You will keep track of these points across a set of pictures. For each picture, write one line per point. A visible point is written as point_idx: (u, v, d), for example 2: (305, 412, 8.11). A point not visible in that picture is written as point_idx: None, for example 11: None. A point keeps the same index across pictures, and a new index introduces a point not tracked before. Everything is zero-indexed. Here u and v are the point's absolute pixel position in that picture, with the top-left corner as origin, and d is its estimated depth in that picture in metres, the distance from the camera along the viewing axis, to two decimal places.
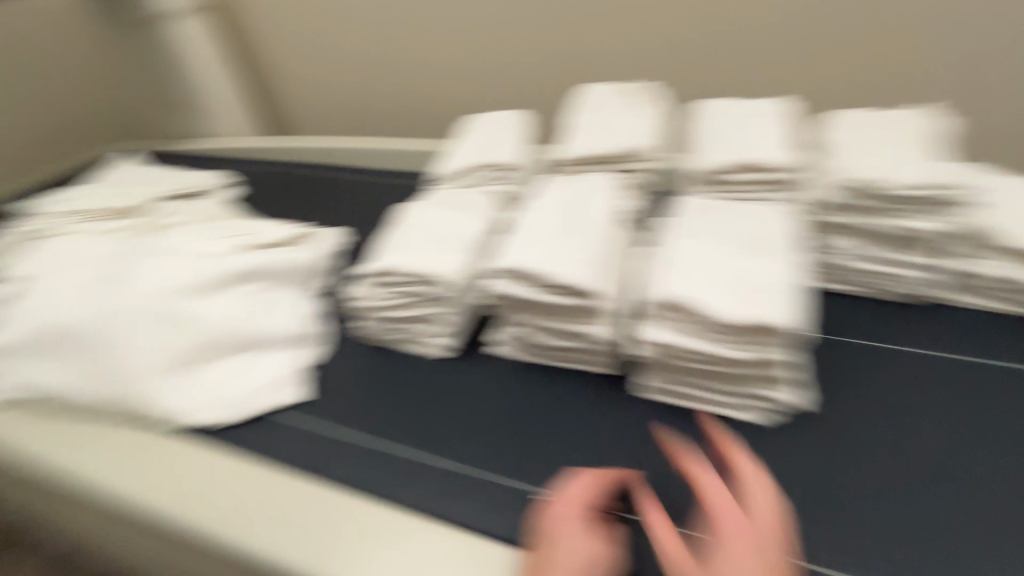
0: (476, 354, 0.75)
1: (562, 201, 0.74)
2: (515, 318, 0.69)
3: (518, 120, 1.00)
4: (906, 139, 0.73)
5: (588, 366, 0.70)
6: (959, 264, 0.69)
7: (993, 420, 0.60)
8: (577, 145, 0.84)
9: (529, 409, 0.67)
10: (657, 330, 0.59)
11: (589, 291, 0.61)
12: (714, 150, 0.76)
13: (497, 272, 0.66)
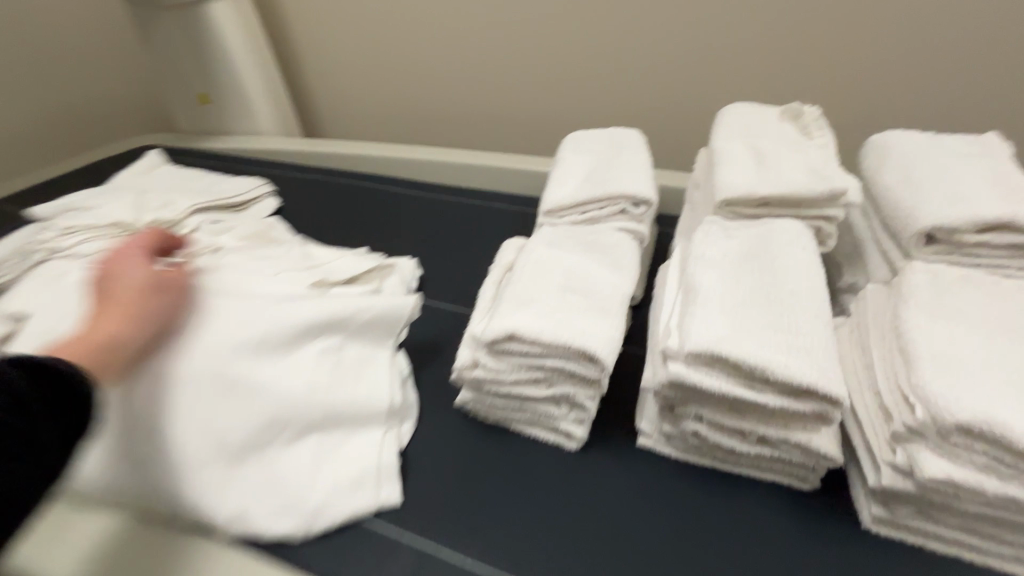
0: (616, 446, 0.58)
1: (740, 258, 0.58)
2: (693, 411, 0.51)
3: (641, 144, 0.84)
4: None
5: (784, 479, 0.53)
6: None
7: None
8: (736, 180, 0.65)
9: (708, 538, 0.50)
10: (938, 461, 0.41)
11: (824, 393, 0.45)
12: (939, 197, 0.58)
13: (684, 355, 0.49)
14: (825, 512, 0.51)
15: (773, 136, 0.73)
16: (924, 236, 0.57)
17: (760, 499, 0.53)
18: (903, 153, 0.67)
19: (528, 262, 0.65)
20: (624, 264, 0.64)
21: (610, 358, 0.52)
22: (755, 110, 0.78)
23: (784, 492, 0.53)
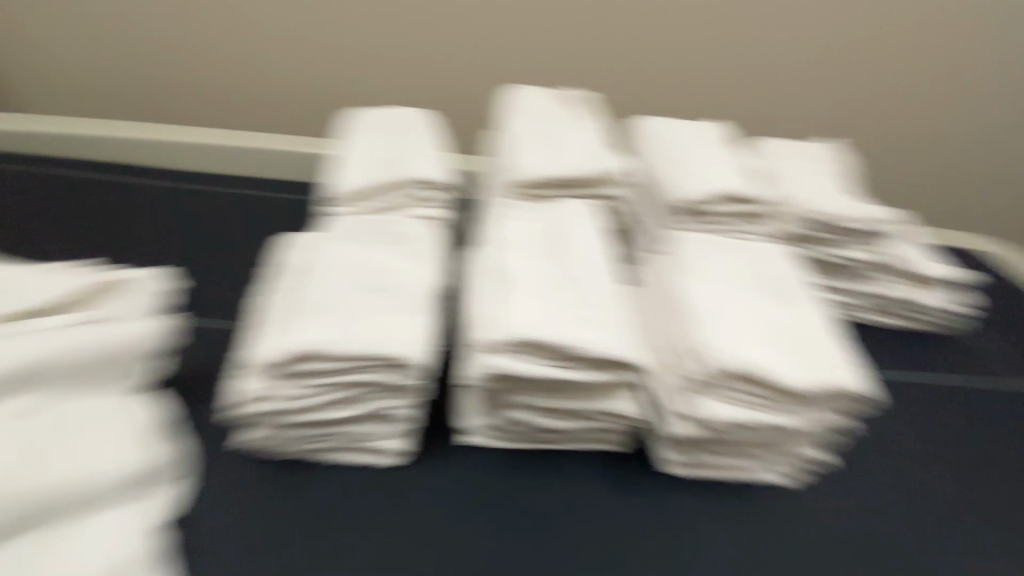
0: (441, 453, 0.54)
1: (541, 239, 0.58)
2: (517, 400, 0.50)
3: (429, 125, 0.79)
4: (826, 168, 0.80)
5: (599, 446, 0.56)
6: (897, 288, 0.75)
7: (951, 432, 0.66)
8: (531, 163, 0.66)
9: (535, 521, 0.51)
10: (717, 404, 0.48)
11: (628, 362, 0.47)
12: (683, 176, 0.68)
13: (503, 343, 0.47)
14: (634, 468, 0.56)
15: (552, 119, 0.75)
16: (678, 209, 0.66)
17: (581, 470, 0.55)
18: (655, 139, 0.77)
19: (319, 262, 0.55)
20: (429, 254, 0.59)
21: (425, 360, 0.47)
22: (537, 92, 0.80)
23: (605, 458, 0.56)
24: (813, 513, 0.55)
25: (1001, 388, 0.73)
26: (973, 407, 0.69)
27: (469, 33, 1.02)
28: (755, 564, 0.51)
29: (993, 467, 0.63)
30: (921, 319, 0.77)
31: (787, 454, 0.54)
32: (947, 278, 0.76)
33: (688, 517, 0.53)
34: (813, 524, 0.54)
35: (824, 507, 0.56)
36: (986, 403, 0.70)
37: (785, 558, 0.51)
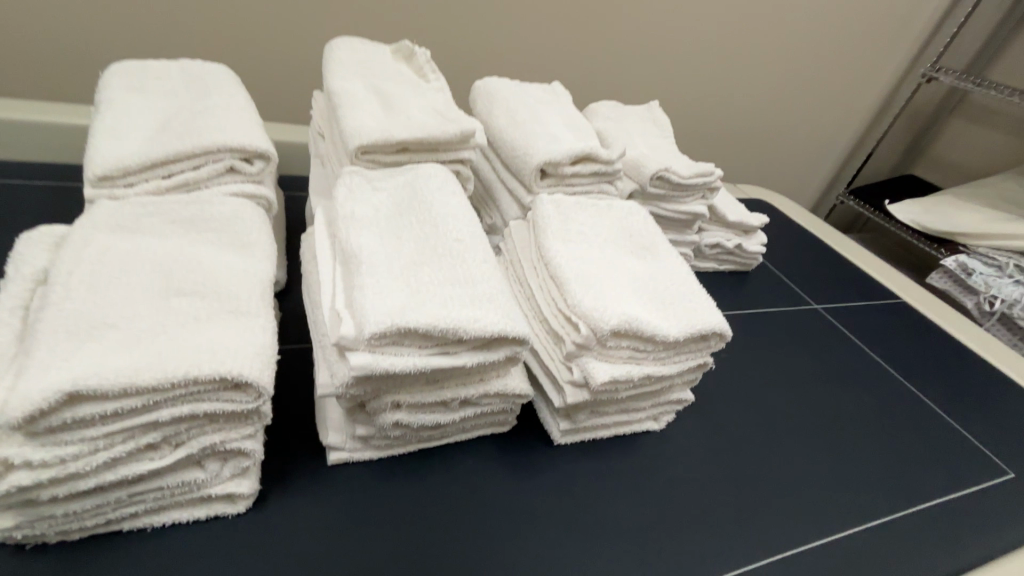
0: (306, 481, 0.45)
1: (395, 212, 0.50)
2: (388, 401, 0.42)
3: (240, 86, 0.63)
4: (660, 133, 0.85)
5: (487, 431, 0.52)
6: (706, 234, 0.87)
7: (775, 351, 0.78)
8: (369, 126, 0.57)
9: (431, 531, 0.45)
10: (602, 366, 0.46)
11: (513, 339, 0.43)
12: (538, 137, 0.65)
13: (366, 341, 0.38)
14: (526, 446, 0.53)
15: (391, 76, 0.66)
16: (539, 170, 0.63)
17: (471, 461, 0.50)
18: (503, 99, 0.72)
19: (85, 264, 0.40)
20: (257, 241, 0.47)
21: (266, 376, 0.37)
22: (367, 45, 0.70)
23: (496, 442, 0.52)
24: (689, 449, 0.59)
25: (787, 309, 0.89)
26: (776, 330, 0.83)
27: None
28: (653, 509, 0.52)
29: (803, 373, 0.75)
30: (727, 260, 0.92)
31: (664, 400, 0.55)
32: (751, 224, 0.89)
33: (585, 483, 0.52)
34: (691, 458, 0.58)
35: (696, 439, 0.60)
36: (780, 323, 0.85)
37: (676, 498, 0.53)
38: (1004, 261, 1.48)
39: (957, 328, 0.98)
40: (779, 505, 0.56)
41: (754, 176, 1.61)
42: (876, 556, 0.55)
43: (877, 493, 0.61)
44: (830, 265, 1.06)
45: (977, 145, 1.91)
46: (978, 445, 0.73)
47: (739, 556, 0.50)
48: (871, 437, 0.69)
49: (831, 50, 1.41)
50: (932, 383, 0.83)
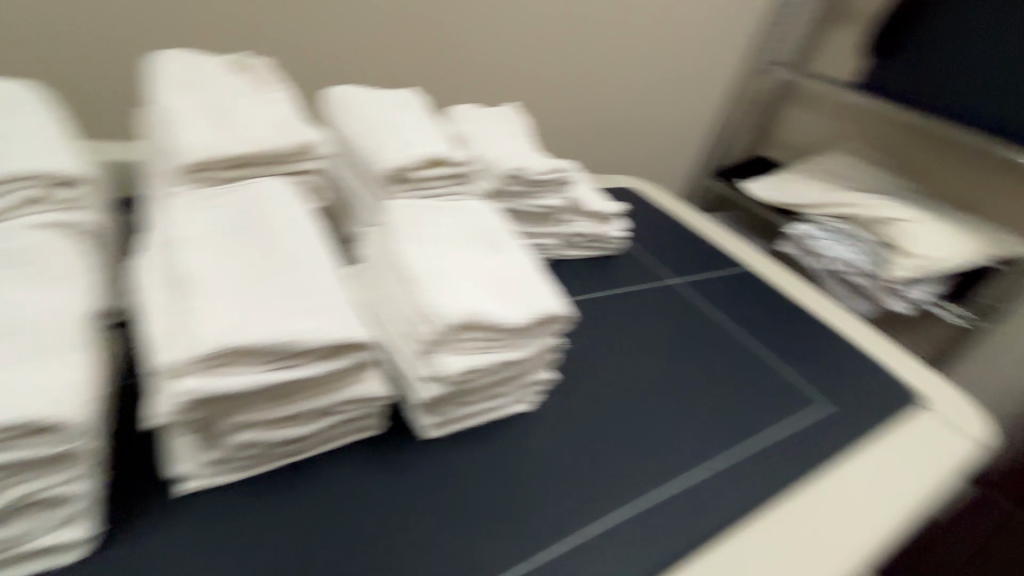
0: (157, 516, 0.43)
1: (230, 229, 0.49)
2: (232, 422, 0.42)
3: (51, 107, 0.58)
4: (516, 133, 0.90)
5: (352, 437, 0.53)
6: (570, 225, 0.94)
7: (634, 325, 0.86)
8: (198, 142, 0.55)
9: (300, 542, 0.45)
10: (452, 359, 0.49)
11: (356, 345, 0.44)
12: (386, 145, 0.67)
13: (193, 363, 0.38)
14: (396, 444, 0.54)
15: (225, 89, 0.64)
16: (388, 177, 0.65)
17: (339, 469, 0.51)
18: (353, 107, 0.73)
19: None
20: (72, 273, 0.44)
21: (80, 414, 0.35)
22: (198, 56, 0.67)
23: (365, 446, 0.53)
24: (557, 422, 0.64)
25: (646, 287, 0.98)
26: (636, 306, 0.92)
27: None
28: (521, 486, 0.56)
29: (658, 343, 0.84)
30: (593, 246, 0.99)
31: (526, 384, 0.60)
32: (609, 212, 0.97)
33: (453, 471, 0.54)
34: (555, 432, 0.62)
35: (562, 413, 0.65)
36: (640, 299, 0.94)
37: (539, 470, 0.58)
38: (833, 226, 1.74)
39: (789, 287, 1.14)
40: (636, 463, 0.63)
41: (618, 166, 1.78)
42: (715, 492, 0.63)
43: (716, 438, 0.71)
44: (688, 241, 1.19)
45: (807, 128, 2.21)
46: (803, 386, 0.87)
47: (595, 513, 0.56)
48: (716, 390, 0.79)
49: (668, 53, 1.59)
50: (768, 337, 0.96)
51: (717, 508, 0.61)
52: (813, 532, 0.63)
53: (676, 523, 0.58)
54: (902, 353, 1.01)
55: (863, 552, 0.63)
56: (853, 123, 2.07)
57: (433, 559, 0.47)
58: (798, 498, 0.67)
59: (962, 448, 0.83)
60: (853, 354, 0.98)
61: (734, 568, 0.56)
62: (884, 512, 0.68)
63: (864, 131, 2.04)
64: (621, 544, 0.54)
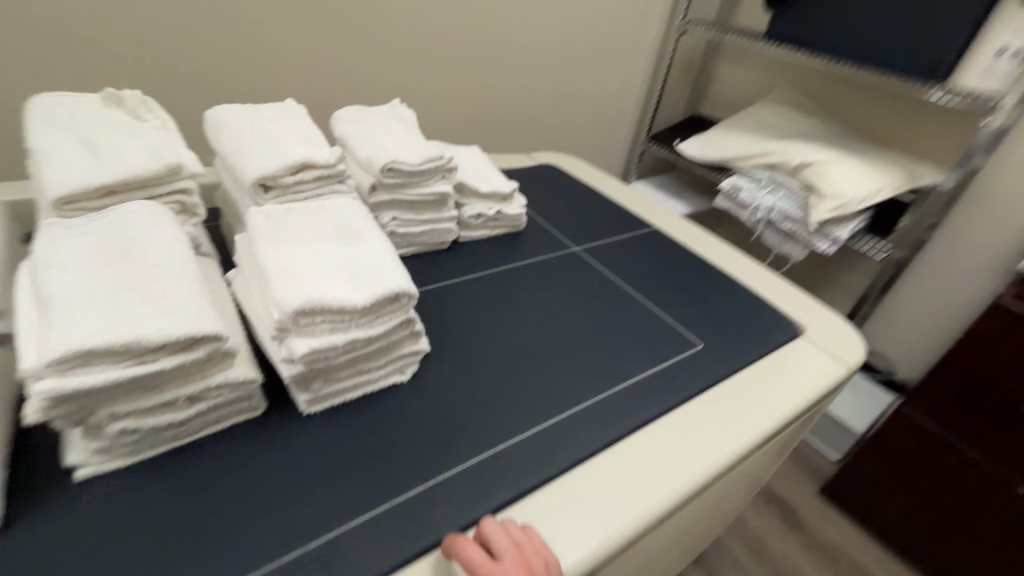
0: (54, 498, 0.51)
1: (97, 251, 0.56)
2: (103, 413, 0.50)
3: None
4: (402, 128, 0.96)
5: (237, 418, 0.61)
6: (466, 208, 1.01)
7: (527, 294, 0.95)
8: (70, 175, 0.62)
9: (180, 507, 0.52)
10: (303, 340, 0.57)
11: (206, 336, 0.52)
12: (257, 156, 0.74)
13: (48, 367, 0.45)
14: (278, 419, 0.62)
15: (101, 123, 0.71)
16: (258, 185, 0.72)
17: (224, 445, 0.59)
18: (232, 124, 0.79)
19: None
20: None
21: None
22: (77, 97, 0.73)
23: (250, 424, 0.61)
24: (436, 385, 0.72)
25: (546, 259, 1.06)
26: (533, 278, 1.00)
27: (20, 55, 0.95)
28: (392, 440, 0.64)
29: (548, 308, 0.93)
30: (496, 225, 1.07)
31: (396, 356, 0.68)
32: (505, 191, 1.04)
33: (329, 437, 0.62)
34: (430, 397, 0.70)
35: (441, 378, 0.73)
36: (539, 270, 1.03)
37: (411, 427, 0.66)
38: (761, 176, 1.83)
39: (693, 243, 1.24)
40: (507, 413, 0.71)
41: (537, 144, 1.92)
42: (579, 428, 0.72)
43: (590, 385, 0.79)
44: (598, 214, 1.30)
45: (739, 83, 2.26)
46: (684, 331, 0.96)
47: (459, 457, 0.64)
48: (597, 343, 0.88)
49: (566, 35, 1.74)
50: (661, 290, 1.05)
51: (577, 444, 0.70)
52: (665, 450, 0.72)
53: (533, 458, 0.66)
54: (792, 290, 1.10)
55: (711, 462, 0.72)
56: (782, 76, 2.12)
57: (301, 507, 0.55)
58: (656, 430, 0.75)
59: (831, 370, 0.92)
60: (744, 296, 1.07)
61: (582, 489, 0.65)
62: (737, 434, 0.77)
63: (793, 83, 2.10)
64: (479, 479, 0.62)
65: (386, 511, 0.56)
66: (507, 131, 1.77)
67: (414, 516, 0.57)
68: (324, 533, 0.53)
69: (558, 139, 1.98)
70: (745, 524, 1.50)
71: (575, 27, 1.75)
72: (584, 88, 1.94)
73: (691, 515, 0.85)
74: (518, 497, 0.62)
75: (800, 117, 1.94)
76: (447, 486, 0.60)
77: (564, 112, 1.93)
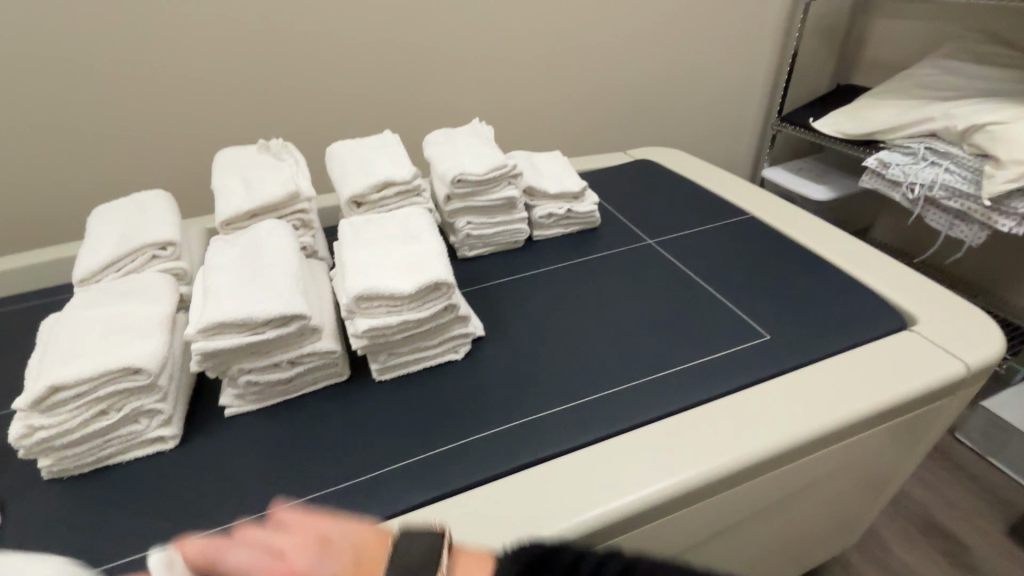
0: (210, 427, 0.74)
1: (238, 255, 0.79)
2: (235, 367, 0.71)
3: (165, 199, 0.97)
4: (479, 142, 1.09)
5: (329, 381, 0.79)
6: (538, 209, 1.10)
7: (588, 284, 1.00)
8: (231, 204, 0.88)
9: (283, 441, 0.72)
10: (366, 319, 0.72)
11: (296, 315, 0.70)
12: (354, 179, 0.93)
13: (198, 333, 0.68)
14: (357, 384, 0.79)
15: (255, 165, 0.97)
16: (352, 202, 0.91)
17: (317, 400, 0.77)
18: (341, 155, 1.01)
19: (67, 324, 0.72)
20: (163, 295, 0.79)
21: (152, 363, 0.66)
22: (242, 148, 1.01)
23: (336, 387, 0.79)
24: (484, 364, 0.83)
25: (617, 252, 1.09)
26: (599, 269, 1.04)
27: (222, 118, 1.34)
28: (438, 406, 0.76)
29: (606, 296, 0.97)
30: (569, 222, 1.13)
31: (447, 335, 0.80)
32: (575, 190, 1.11)
33: (391, 400, 0.77)
34: (478, 373, 0.81)
35: (489, 358, 0.84)
36: (606, 262, 1.06)
37: (457, 397, 0.77)
38: (917, 147, 1.53)
39: (795, 226, 1.12)
40: (543, 391, 0.78)
41: (645, 137, 1.91)
42: (611, 407, 0.76)
43: (631, 369, 0.82)
44: (688, 203, 1.25)
45: (902, 38, 1.91)
46: (752, 321, 0.89)
47: (490, 424, 0.74)
48: (651, 329, 0.89)
49: (663, 24, 1.71)
50: (740, 276, 0.99)
51: (604, 422, 0.73)
52: (698, 435, 0.71)
53: (557, 431, 0.72)
54: (911, 274, 0.95)
55: (749, 450, 0.69)
56: (971, 23, 1.73)
57: (361, 452, 0.70)
58: (695, 415, 0.74)
59: (945, 365, 0.78)
60: (842, 281, 0.95)
61: (600, 462, 0.68)
62: (792, 424, 0.72)
63: (975, 30, 1.72)
64: (503, 444, 0.71)
65: (423, 460, 0.69)
66: (607, 126, 1.82)
67: (444, 467, 0.68)
68: (374, 471, 0.68)
69: (668, 130, 1.94)
70: (888, 553, 1.29)
71: (678, 12, 1.71)
72: (693, 74, 1.86)
73: (755, 512, 0.80)
74: (536, 461, 0.69)
75: (981, 68, 1.58)
76: (476, 445, 0.71)
77: (672, 101, 1.88)
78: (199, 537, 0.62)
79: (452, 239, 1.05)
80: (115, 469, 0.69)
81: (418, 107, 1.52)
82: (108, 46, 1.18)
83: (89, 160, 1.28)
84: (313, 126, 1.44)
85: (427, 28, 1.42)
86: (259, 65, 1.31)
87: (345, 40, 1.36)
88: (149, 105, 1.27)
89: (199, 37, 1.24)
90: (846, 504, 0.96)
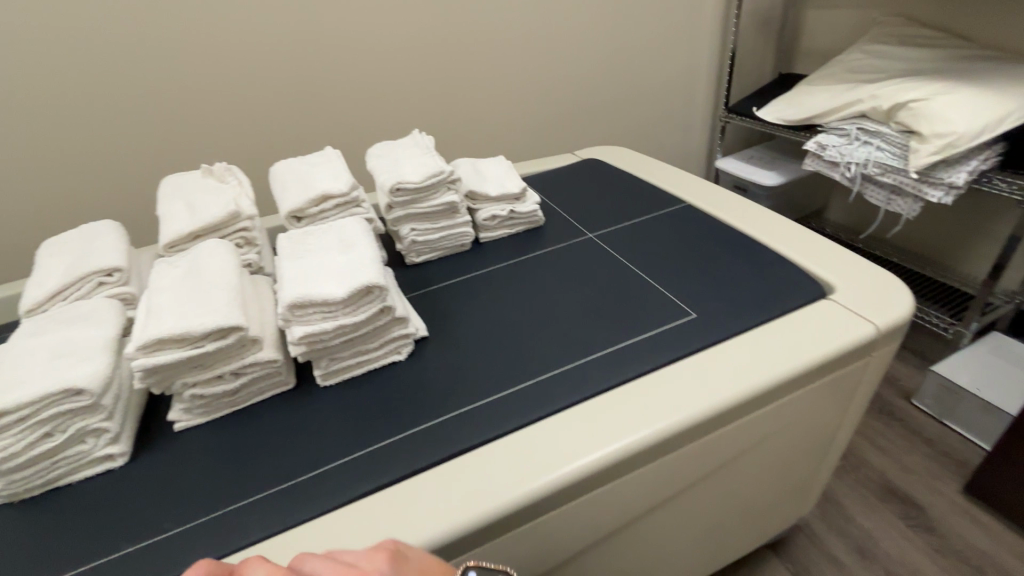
0: (160, 442, 0.77)
1: (179, 275, 0.82)
2: (179, 381, 0.74)
3: (112, 227, 1.00)
4: (420, 151, 1.13)
5: (275, 390, 0.82)
6: (481, 212, 1.14)
7: (530, 278, 1.04)
8: (173, 228, 0.91)
9: (230, 449, 0.75)
10: (303, 326, 0.76)
11: (233, 327, 0.73)
12: (294, 195, 0.97)
13: (138, 351, 0.70)
14: (303, 391, 0.82)
15: (199, 188, 1.00)
16: (292, 217, 0.95)
17: (263, 409, 0.80)
18: (283, 173, 1.04)
19: (12, 352, 0.75)
20: (108, 318, 0.81)
21: (93, 384, 0.69)
22: (187, 173, 1.05)
23: (282, 396, 0.82)
24: (427, 362, 0.86)
25: (559, 247, 1.13)
26: (541, 264, 1.08)
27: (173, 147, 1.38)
28: (380, 404, 0.79)
29: (545, 289, 1.01)
30: (514, 223, 1.17)
31: (387, 337, 0.84)
32: (515, 192, 1.15)
33: (335, 402, 0.80)
34: (420, 371, 0.85)
35: (431, 356, 0.87)
36: (549, 257, 1.10)
37: (398, 395, 0.81)
38: (850, 128, 1.60)
39: (728, 211, 1.17)
40: (480, 382, 0.82)
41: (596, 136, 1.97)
42: (543, 391, 0.79)
43: (565, 355, 0.85)
44: (629, 196, 1.30)
45: (834, 26, 1.99)
46: (681, 299, 0.94)
47: (429, 416, 0.77)
48: (586, 315, 0.93)
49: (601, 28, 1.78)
50: (672, 261, 1.03)
51: (536, 405, 0.77)
52: (624, 410, 0.75)
53: (491, 417, 0.76)
54: (832, 247, 1.00)
55: (672, 420, 0.73)
56: (897, 7, 1.81)
57: (304, 453, 0.73)
58: (623, 392, 0.78)
59: (856, 328, 0.83)
60: (768, 258, 1.00)
61: (531, 443, 0.72)
62: (712, 393, 0.76)
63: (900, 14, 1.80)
64: (439, 434, 0.74)
65: (364, 456, 0.72)
66: (558, 129, 1.88)
67: (382, 459, 0.71)
68: (317, 469, 0.71)
69: (618, 128, 2.00)
70: (850, 520, 1.33)
71: (615, 14, 1.78)
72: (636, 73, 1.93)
73: (694, 482, 0.84)
74: (471, 447, 0.72)
75: (906, 48, 1.66)
76: (414, 437, 0.74)
77: (619, 101, 1.95)
78: (145, 545, 0.65)
79: (399, 246, 1.09)
80: (65, 489, 0.71)
81: (367, 123, 1.57)
82: (53, 81, 1.22)
83: (44, 196, 1.31)
84: (265, 148, 1.48)
85: (369, 46, 1.47)
86: (206, 90, 1.36)
87: (288, 63, 1.40)
88: (99, 137, 1.30)
89: (145, 68, 1.28)
90: (793, 470, 1.00)
